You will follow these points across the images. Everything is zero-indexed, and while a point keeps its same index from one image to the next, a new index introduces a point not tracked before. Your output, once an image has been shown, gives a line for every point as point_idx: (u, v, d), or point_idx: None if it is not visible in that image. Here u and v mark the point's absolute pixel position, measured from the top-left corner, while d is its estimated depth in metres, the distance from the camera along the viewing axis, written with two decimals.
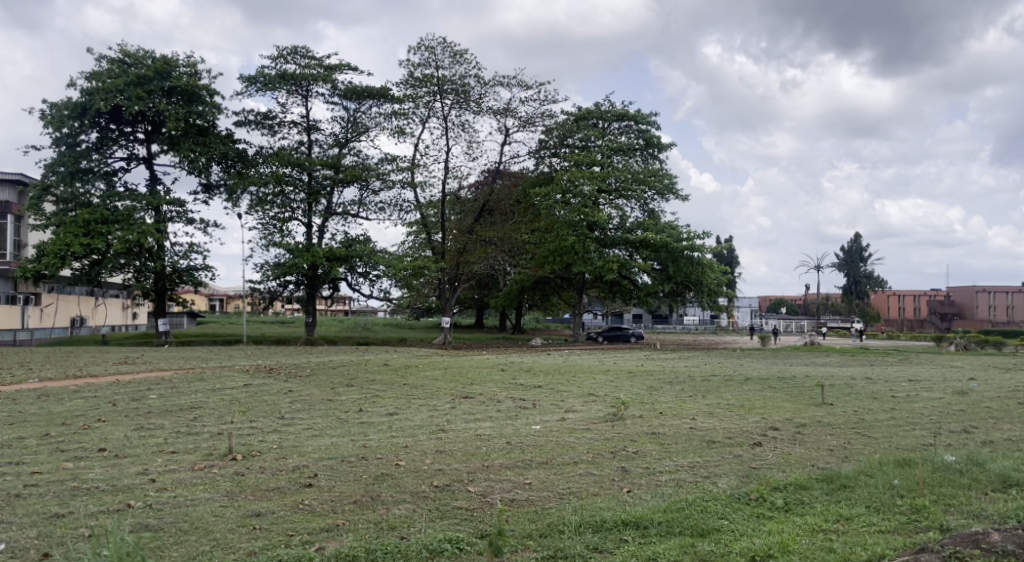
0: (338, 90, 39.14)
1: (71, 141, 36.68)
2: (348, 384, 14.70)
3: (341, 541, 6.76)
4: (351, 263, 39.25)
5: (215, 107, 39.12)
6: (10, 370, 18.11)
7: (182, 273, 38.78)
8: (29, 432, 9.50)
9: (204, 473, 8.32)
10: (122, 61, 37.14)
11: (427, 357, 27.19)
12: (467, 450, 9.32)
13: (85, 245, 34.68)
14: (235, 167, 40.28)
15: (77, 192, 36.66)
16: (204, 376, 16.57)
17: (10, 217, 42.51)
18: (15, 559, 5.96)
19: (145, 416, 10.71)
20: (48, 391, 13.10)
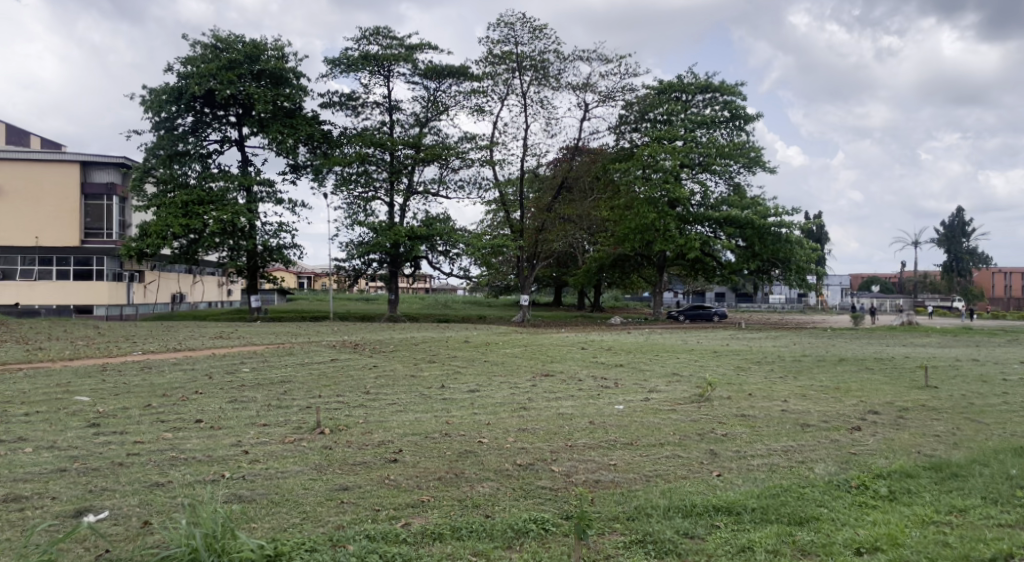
0: (419, 69, 39.52)
1: (169, 126, 38.51)
2: (430, 360, 15.03)
3: (426, 518, 7.05)
4: (433, 242, 39.84)
5: (302, 89, 40.29)
6: (118, 344, 19.34)
7: (273, 251, 40.30)
8: (133, 402, 10.09)
9: (294, 446, 8.65)
10: (215, 46, 38.56)
11: (507, 335, 27.48)
12: (550, 429, 9.35)
13: (184, 225, 36.42)
14: (320, 148, 41.43)
15: (176, 174, 38.55)
16: (293, 351, 17.26)
17: (116, 198, 45.29)
18: (120, 526, 6.64)
19: (239, 389, 11.21)
20: (150, 363, 13.92)
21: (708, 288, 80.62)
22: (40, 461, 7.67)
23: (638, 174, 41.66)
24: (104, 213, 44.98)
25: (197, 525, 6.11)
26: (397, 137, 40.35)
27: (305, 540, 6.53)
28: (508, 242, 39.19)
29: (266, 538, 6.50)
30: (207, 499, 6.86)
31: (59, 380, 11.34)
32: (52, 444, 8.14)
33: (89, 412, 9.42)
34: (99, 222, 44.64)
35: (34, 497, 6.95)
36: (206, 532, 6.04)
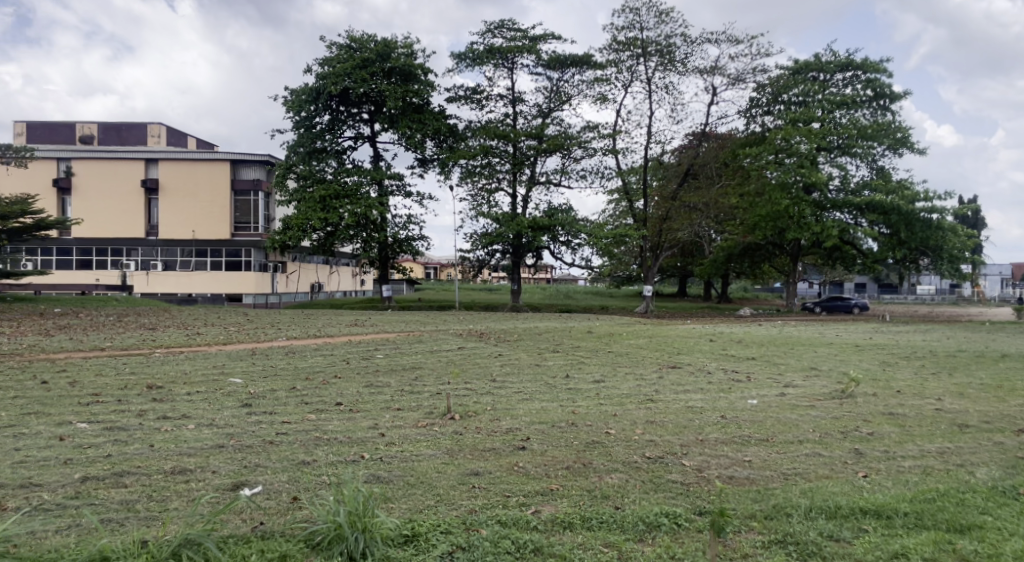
0: (542, 60, 39.76)
1: (307, 124, 40.92)
2: (554, 349, 15.14)
3: (556, 506, 7.09)
4: (555, 232, 39.94)
5: (429, 84, 41.49)
6: (265, 330, 20.76)
7: (403, 243, 41.97)
8: (280, 384, 10.78)
9: (427, 430, 8.94)
10: (350, 46, 40.61)
11: (631, 325, 27.21)
12: (679, 422, 9.16)
13: (322, 219, 38.56)
14: (446, 142, 42.47)
15: (314, 170, 40.88)
16: (423, 338, 17.91)
17: (261, 193, 49.18)
18: (271, 501, 7.12)
19: (373, 374, 11.74)
20: (293, 348, 14.85)
21: (842, 277, 76.30)
22: (201, 437, 8.33)
23: (770, 159, 40.32)
24: (251, 209, 48.88)
25: (341, 504, 6.53)
26: (520, 129, 40.84)
27: (440, 522, 6.76)
28: (631, 232, 38.83)
29: (403, 518, 6.79)
30: (349, 479, 7.23)
31: (216, 363, 12.33)
32: (212, 422, 8.83)
33: (242, 393, 10.15)
34: (246, 217, 48.61)
35: (198, 469, 7.55)
36: (349, 510, 6.47)
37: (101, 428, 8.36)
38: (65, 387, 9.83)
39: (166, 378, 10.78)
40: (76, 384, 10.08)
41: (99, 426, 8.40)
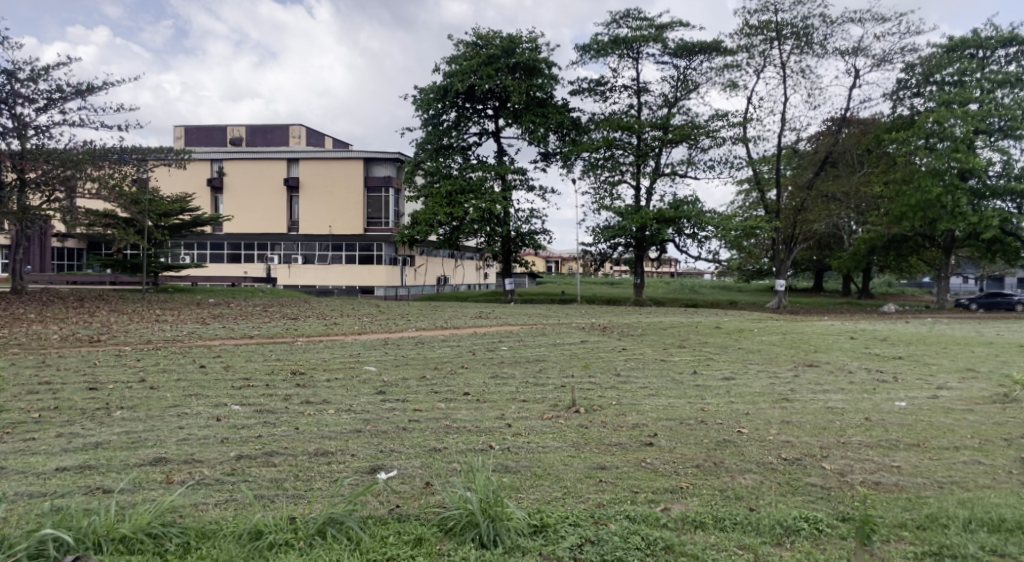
0: (669, 48, 39.11)
1: (435, 121, 42.42)
2: (680, 345, 14.85)
3: (686, 505, 6.93)
4: (679, 224, 39.22)
5: (554, 78, 41.88)
6: (395, 321, 21.65)
7: (525, 237, 42.59)
8: (411, 373, 11.20)
9: (552, 422, 9.01)
10: (476, 44, 41.76)
11: (762, 322, 26.22)
12: (818, 423, 8.74)
13: (448, 214, 39.76)
14: (570, 135, 42.51)
15: (441, 166, 42.26)
16: (546, 331, 18.06)
17: (391, 190, 52.91)
18: (407, 485, 7.41)
19: (498, 366, 11.96)
20: (421, 339, 15.41)
21: (1001, 271, 70.01)
22: (341, 422, 8.77)
23: (919, 144, 37.55)
24: (382, 205, 52.90)
25: (474, 491, 6.74)
26: (645, 119, 40.46)
27: (569, 514, 6.76)
28: (762, 223, 37.57)
29: (533, 508, 6.86)
30: (480, 467, 7.40)
31: (351, 351, 12.97)
32: (350, 407, 9.28)
33: (376, 380, 10.62)
34: (378, 213, 52.62)
35: (339, 452, 7.96)
36: (481, 497, 6.68)
37: (253, 410, 8.98)
38: (220, 371, 10.67)
39: (307, 365, 11.46)
40: (229, 368, 10.91)
41: (250, 408, 9.03)
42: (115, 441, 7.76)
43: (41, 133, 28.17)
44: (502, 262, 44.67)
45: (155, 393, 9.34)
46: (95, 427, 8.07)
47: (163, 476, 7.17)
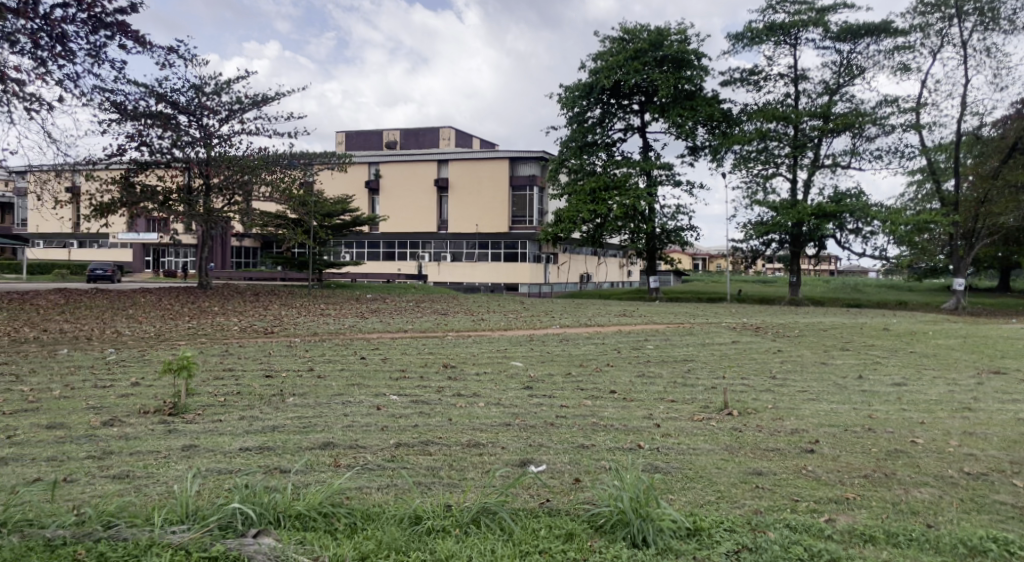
0: (832, 32, 37.26)
1: (580, 119, 43.08)
2: (842, 348, 13.97)
3: (853, 517, 6.49)
4: (841, 220, 37.18)
5: (703, 69, 41.31)
6: (539, 318, 21.97)
7: (671, 233, 42.07)
8: (557, 369, 11.32)
9: (704, 424, 8.76)
10: (622, 39, 42.13)
11: (938, 324, 24.10)
12: (1007, 436, 7.93)
13: (593, 210, 40.22)
14: (719, 128, 41.92)
15: (585, 163, 43.02)
16: (694, 330, 17.61)
17: (536, 187, 54.94)
18: (556, 480, 7.47)
19: (645, 365, 11.81)
20: (566, 336, 15.50)
21: None
22: (491, 415, 9.00)
23: None
24: (527, 203, 55.10)
25: (626, 489, 6.68)
26: (803, 109, 38.91)
27: (724, 519, 6.53)
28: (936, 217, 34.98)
29: (685, 511, 6.68)
30: (629, 466, 7.32)
31: (499, 346, 13.31)
32: (499, 401, 9.50)
33: (524, 375, 10.80)
34: (523, 211, 54.86)
35: (490, 444, 8.16)
36: (633, 496, 6.58)
37: (409, 400, 9.41)
38: (379, 363, 11.30)
39: (458, 358, 11.87)
40: (387, 360, 11.53)
41: (407, 399, 9.47)
42: (289, 425, 8.38)
43: (224, 142, 31.02)
44: (647, 260, 44.31)
45: (322, 382, 10.03)
46: (272, 411, 8.77)
47: (331, 460, 7.66)
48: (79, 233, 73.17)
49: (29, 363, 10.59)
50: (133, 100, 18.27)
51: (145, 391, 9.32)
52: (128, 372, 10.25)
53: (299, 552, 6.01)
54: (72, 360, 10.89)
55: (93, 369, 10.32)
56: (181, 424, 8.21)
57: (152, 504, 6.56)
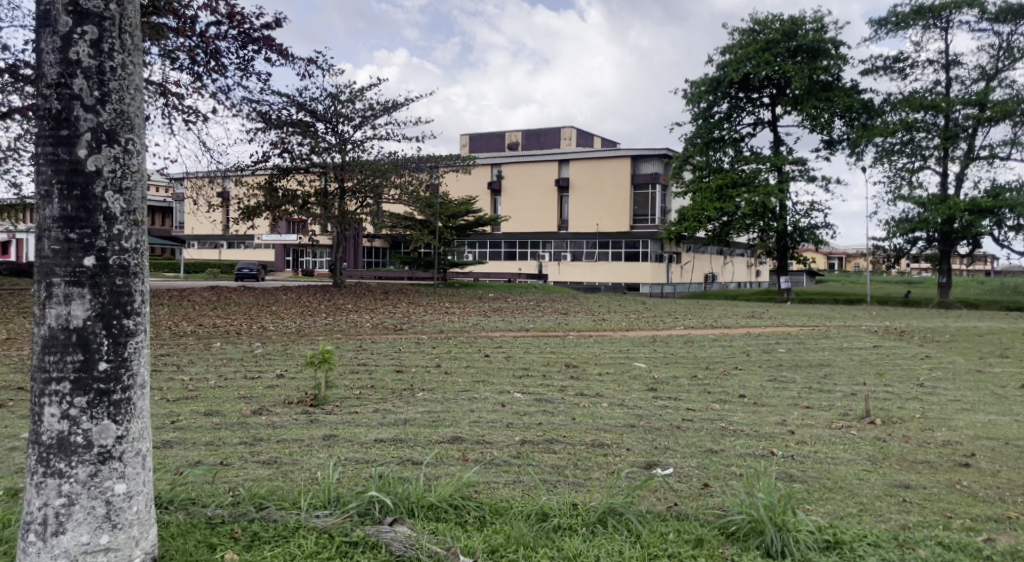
0: (990, 13, 34.39)
1: (705, 115, 43.09)
2: (1002, 355, 12.80)
3: (1016, 538, 5.93)
4: (999, 216, 34.38)
5: (840, 58, 39.71)
6: (663, 318, 21.67)
7: (804, 232, 41.41)
8: (683, 371, 11.08)
9: (842, 432, 8.31)
10: (753, 30, 41.50)
11: None
12: None
13: (719, 208, 40.08)
14: (859, 119, 39.93)
15: (711, 160, 42.71)
16: (829, 334, 16.76)
17: (658, 186, 56.62)
18: (684, 483, 7.30)
19: (776, 369, 11.34)
20: (691, 337, 15.20)
21: None
22: (615, 416, 8.93)
23: None
24: (649, 201, 56.93)
25: (759, 497, 6.41)
26: (955, 96, 36.31)
27: (866, 533, 6.13)
28: None
29: (823, 521, 6.32)
30: (762, 473, 7.06)
31: (621, 347, 13.21)
32: (623, 402, 9.42)
33: (647, 377, 10.64)
34: (645, 210, 56.93)
35: (614, 445, 8.08)
36: (767, 505, 6.29)
37: (533, 398, 9.52)
38: (503, 360, 11.51)
39: (580, 358, 11.88)
40: (511, 358, 11.71)
41: (530, 397, 9.56)
42: (419, 419, 8.69)
43: (357, 147, 32.64)
44: (778, 259, 43.82)
45: (449, 378, 10.34)
46: (403, 405, 9.12)
47: (459, 454, 7.85)
48: (229, 234, 80.28)
49: (189, 354, 11.58)
50: (277, 109, 19.62)
51: (288, 383, 9.95)
52: (273, 364, 11.00)
53: (432, 540, 6.18)
54: (224, 352, 11.80)
55: (243, 361, 11.14)
56: (321, 414, 8.70)
57: (299, 489, 6.99)
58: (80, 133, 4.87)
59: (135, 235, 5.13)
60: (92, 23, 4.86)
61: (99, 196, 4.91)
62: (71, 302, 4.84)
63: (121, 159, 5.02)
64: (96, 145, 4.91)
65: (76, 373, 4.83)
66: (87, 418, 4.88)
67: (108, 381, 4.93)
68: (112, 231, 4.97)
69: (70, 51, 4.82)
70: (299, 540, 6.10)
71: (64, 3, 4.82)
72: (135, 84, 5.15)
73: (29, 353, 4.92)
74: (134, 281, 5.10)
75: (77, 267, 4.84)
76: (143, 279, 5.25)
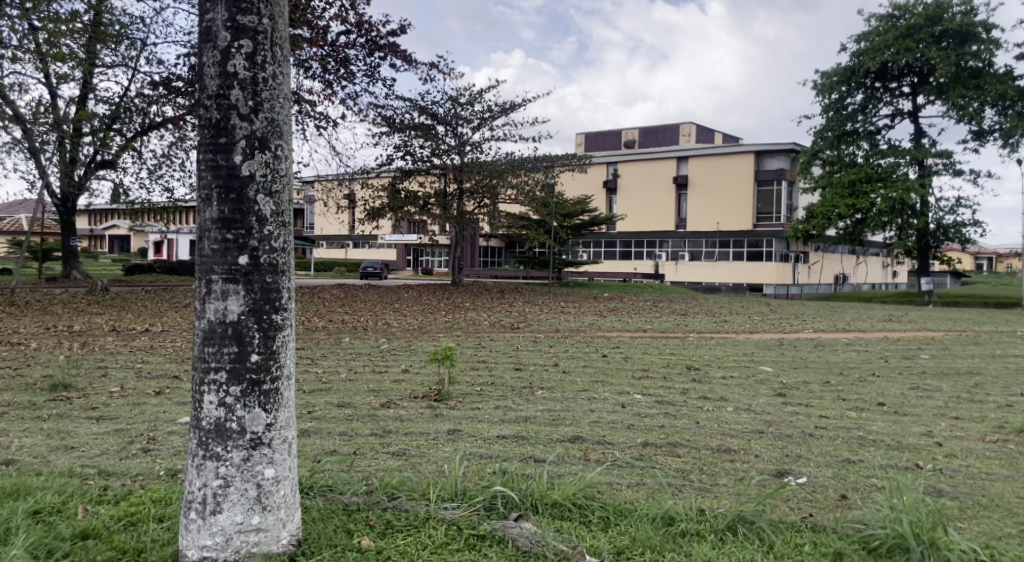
0: None
1: (838, 107, 41.24)
2: None
3: None
4: None
5: (992, 42, 36.89)
6: (790, 320, 20.87)
7: (948, 229, 39.03)
8: (814, 377, 10.58)
9: (998, 447, 7.67)
10: (892, 16, 39.37)
11: None
12: None
13: (852, 204, 38.33)
14: (1013, 107, 36.78)
15: (843, 154, 41.15)
16: (978, 340, 15.53)
17: (784, 181, 55.21)
18: (819, 493, 6.94)
19: (918, 376, 10.62)
20: (822, 341, 14.52)
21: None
22: (741, 421, 8.66)
23: None
24: (774, 198, 55.83)
25: (905, 511, 6.00)
26: None
27: None
28: None
29: (979, 541, 5.81)
30: (907, 487, 6.61)
31: (746, 350, 12.79)
32: (750, 407, 9.12)
33: (774, 382, 10.25)
34: (770, 207, 55.85)
35: (742, 451, 7.82)
36: (915, 521, 5.88)
37: (654, 400, 9.38)
38: (621, 361, 11.41)
39: (702, 360, 11.60)
40: (629, 359, 11.59)
41: (651, 399, 9.43)
42: (539, 417, 8.75)
43: (475, 148, 33.38)
44: (919, 259, 41.48)
45: (568, 377, 10.35)
46: (523, 402, 9.22)
47: (581, 453, 7.82)
48: (354, 235, 84.87)
49: (321, 348, 12.22)
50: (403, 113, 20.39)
51: (414, 378, 10.28)
52: (399, 359, 11.42)
53: (560, 538, 6.17)
54: (353, 347, 12.36)
55: (371, 356, 11.62)
56: (446, 409, 8.93)
57: (428, 480, 7.18)
58: (236, 140, 5.21)
59: (283, 235, 5.43)
60: (247, 37, 5.19)
61: (253, 200, 5.24)
62: (228, 297, 5.18)
63: (271, 164, 5.33)
64: (250, 152, 5.23)
65: (232, 364, 5.18)
66: (241, 406, 5.21)
67: (259, 371, 5.24)
68: (264, 231, 5.27)
69: (228, 64, 5.17)
70: (430, 531, 6.25)
71: (223, 20, 5.17)
72: (284, 93, 5.45)
73: (191, 344, 5.31)
74: (282, 278, 5.40)
75: (232, 265, 5.17)
76: (291, 277, 5.57)
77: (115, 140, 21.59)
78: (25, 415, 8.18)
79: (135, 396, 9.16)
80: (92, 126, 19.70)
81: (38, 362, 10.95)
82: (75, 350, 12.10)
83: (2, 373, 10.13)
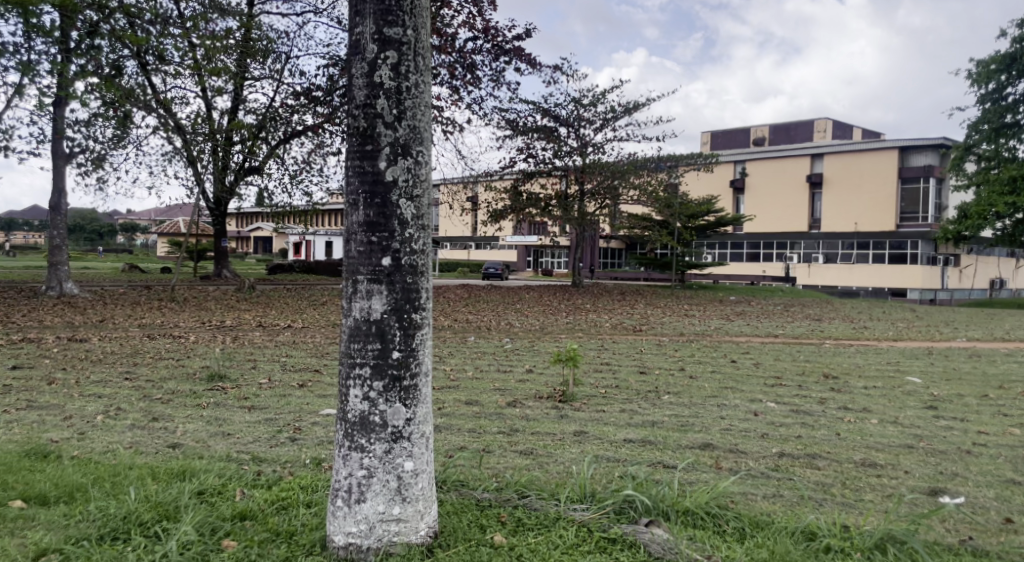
0: None
1: (997, 97, 38.02)
2: None
3: None
4: None
5: None
6: (940, 328, 19.50)
7: None
8: (969, 390, 9.80)
9: None
10: None
11: None
12: None
13: (1011, 203, 35.28)
14: None
15: (1001, 148, 37.97)
16: None
17: (933, 179, 51.61)
18: (980, 516, 6.39)
19: None
20: (977, 351, 13.40)
21: None
22: (888, 434, 8.16)
23: None
24: (921, 196, 52.19)
25: None
26: None
27: None
28: None
29: None
30: None
31: (887, 359, 12.06)
32: (896, 420, 8.59)
33: (923, 394, 9.60)
34: (915, 207, 52.37)
35: (889, 466, 7.36)
36: None
37: (789, 409, 9.02)
38: (752, 367, 11.03)
39: (840, 369, 11.05)
40: (760, 365, 11.20)
41: (786, 407, 9.08)
42: (667, 422, 8.61)
43: (598, 149, 33.33)
44: None
45: (695, 382, 10.14)
46: (649, 407, 9.11)
47: (713, 461, 7.61)
48: (478, 236, 87.35)
49: (448, 346, 12.59)
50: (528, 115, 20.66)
51: (539, 378, 10.38)
52: (522, 359, 11.58)
53: (694, 547, 6.01)
54: (478, 346, 12.65)
55: (495, 355, 11.84)
56: (571, 410, 8.96)
57: (557, 480, 7.20)
58: (381, 147, 5.44)
59: (423, 237, 5.62)
60: (393, 48, 5.39)
61: (395, 204, 5.45)
62: (373, 297, 5.42)
63: (413, 169, 5.53)
64: (393, 158, 5.45)
65: (375, 360, 5.42)
66: (383, 400, 5.44)
67: (400, 367, 5.46)
68: (405, 234, 5.48)
69: (375, 75, 5.39)
70: (560, 531, 6.25)
71: (371, 32, 5.39)
72: (425, 100, 5.62)
73: (338, 341, 5.59)
74: (422, 279, 5.58)
75: (377, 267, 5.41)
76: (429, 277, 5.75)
77: (261, 147, 23.26)
78: (187, 403, 8.92)
79: (281, 387, 9.79)
80: (241, 135, 21.27)
81: (196, 353, 11.93)
82: (230, 343, 13.14)
83: (166, 363, 11.12)
